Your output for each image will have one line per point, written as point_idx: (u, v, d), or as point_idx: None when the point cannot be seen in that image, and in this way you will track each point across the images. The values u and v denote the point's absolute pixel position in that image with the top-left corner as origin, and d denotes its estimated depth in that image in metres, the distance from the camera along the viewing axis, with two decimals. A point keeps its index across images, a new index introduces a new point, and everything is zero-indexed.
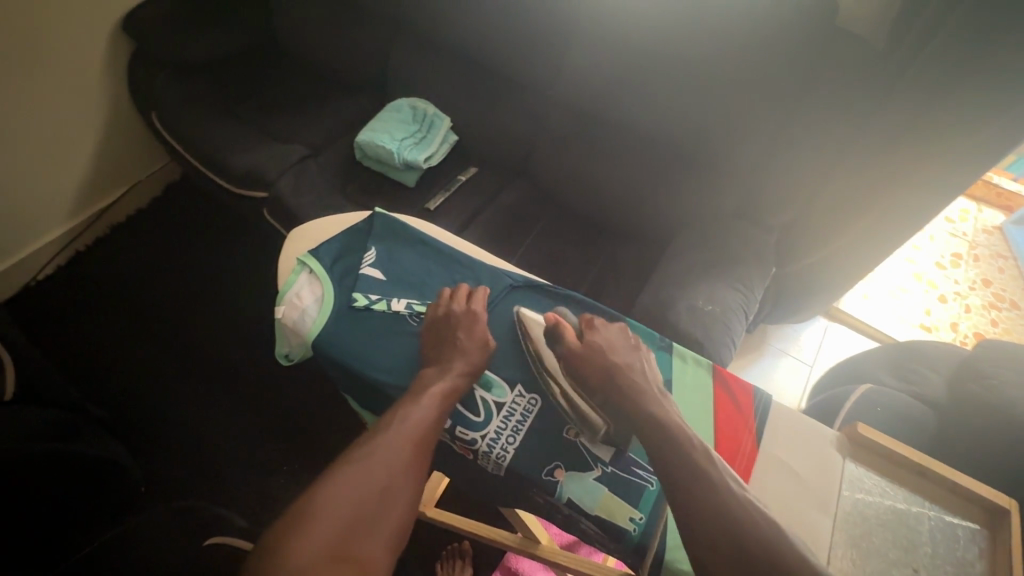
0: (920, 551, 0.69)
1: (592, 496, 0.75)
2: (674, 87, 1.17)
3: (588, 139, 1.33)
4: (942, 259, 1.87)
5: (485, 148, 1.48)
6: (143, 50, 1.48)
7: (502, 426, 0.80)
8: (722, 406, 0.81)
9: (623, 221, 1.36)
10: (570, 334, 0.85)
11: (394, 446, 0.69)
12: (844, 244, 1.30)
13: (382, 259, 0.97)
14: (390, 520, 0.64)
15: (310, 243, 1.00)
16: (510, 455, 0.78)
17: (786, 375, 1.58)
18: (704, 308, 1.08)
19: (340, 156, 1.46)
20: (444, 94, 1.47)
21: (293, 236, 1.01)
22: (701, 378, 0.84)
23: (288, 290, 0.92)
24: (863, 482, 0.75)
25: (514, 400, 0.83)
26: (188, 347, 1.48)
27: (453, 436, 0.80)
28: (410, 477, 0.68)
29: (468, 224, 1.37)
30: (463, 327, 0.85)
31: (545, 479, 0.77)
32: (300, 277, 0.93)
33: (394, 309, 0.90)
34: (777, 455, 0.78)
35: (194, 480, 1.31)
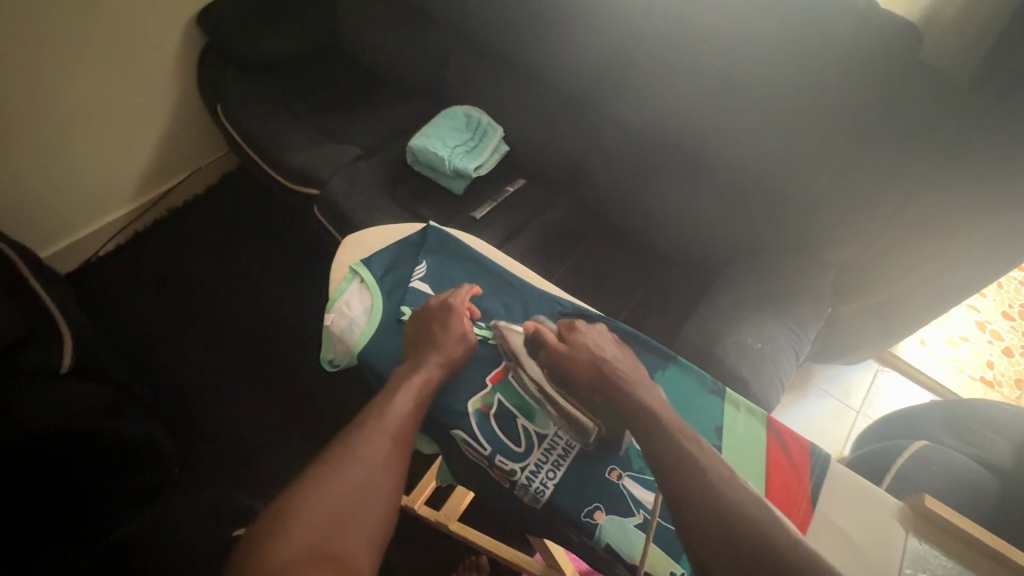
0: None
1: (631, 543, 0.72)
2: (735, 113, 1.15)
3: (642, 161, 1.31)
4: (1009, 309, 1.75)
5: (536, 161, 1.47)
6: (215, 45, 1.54)
7: (542, 459, 0.78)
8: (776, 460, 0.77)
9: (671, 246, 1.32)
10: (552, 339, 0.86)
11: (371, 443, 0.71)
12: (907, 288, 1.23)
13: (433, 274, 0.97)
14: (370, 517, 0.66)
15: (364, 251, 1.01)
16: (549, 490, 0.76)
17: (829, 418, 1.50)
18: (754, 346, 1.04)
19: (393, 160, 1.48)
20: (499, 103, 1.47)
21: (348, 242, 1.02)
22: (755, 429, 0.80)
23: (338, 297, 0.93)
24: (928, 562, 0.70)
25: (557, 433, 0.81)
26: (227, 335, 1.52)
27: (492, 464, 0.78)
28: (388, 471, 0.70)
29: (513, 237, 1.36)
30: (440, 322, 0.86)
31: (583, 520, 0.74)
32: (351, 286, 0.94)
33: None
34: (833, 521, 0.73)
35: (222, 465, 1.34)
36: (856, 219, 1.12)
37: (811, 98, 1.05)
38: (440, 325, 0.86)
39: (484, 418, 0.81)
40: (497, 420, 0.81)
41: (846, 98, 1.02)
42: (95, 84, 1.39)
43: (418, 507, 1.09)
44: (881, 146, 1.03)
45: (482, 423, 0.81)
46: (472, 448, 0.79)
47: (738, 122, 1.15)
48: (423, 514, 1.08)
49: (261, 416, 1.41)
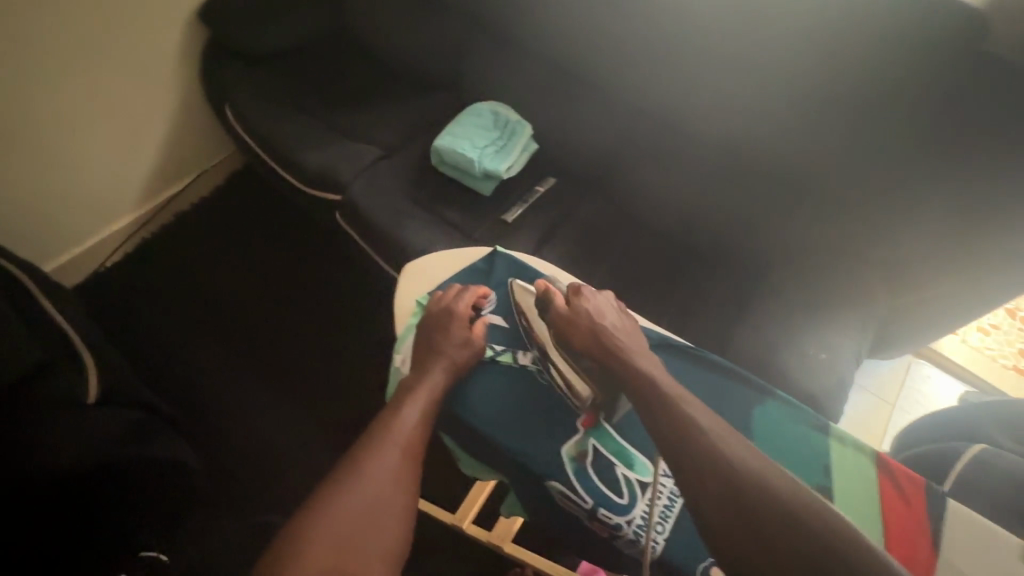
0: None
1: None
2: (781, 109, 1.09)
3: (680, 157, 1.26)
4: None
5: (567, 156, 1.39)
6: (219, 40, 1.45)
7: (650, 510, 0.75)
8: (892, 504, 0.75)
9: (714, 247, 1.25)
10: (559, 301, 0.89)
11: (380, 459, 0.71)
12: (973, 308, 1.10)
13: (503, 303, 0.93)
14: (384, 535, 0.66)
15: (429, 282, 0.97)
16: (660, 545, 0.73)
17: (866, 413, 1.49)
18: (819, 357, 1.05)
19: (415, 161, 1.41)
20: (526, 97, 1.40)
21: (409, 271, 0.98)
22: (864, 469, 0.79)
23: (406, 336, 0.90)
24: None
25: (661, 480, 0.77)
26: (241, 345, 1.47)
27: (593, 516, 0.75)
28: (399, 486, 0.70)
29: (548, 239, 1.30)
30: (442, 325, 0.86)
31: None
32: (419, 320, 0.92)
33: (520, 362, 0.87)
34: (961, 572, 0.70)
35: (236, 476, 1.31)
36: (915, 218, 1.06)
37: (866, 93, 1.00)
38: (438, 323, 0.87)
39: (581, 466, 0.78)
40: (596, 470, 0.77)
41: (905, 94, 0.97)
42: (92, 89, 1.31)
43: (467, 526, 1.05)
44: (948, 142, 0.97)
45: (579, 473, 0.77)
46: (571, 500, 0.76)
47: (786, 117, 1.09)
48: (473, 533, 1.05)
49: (288, 434, 1.36)
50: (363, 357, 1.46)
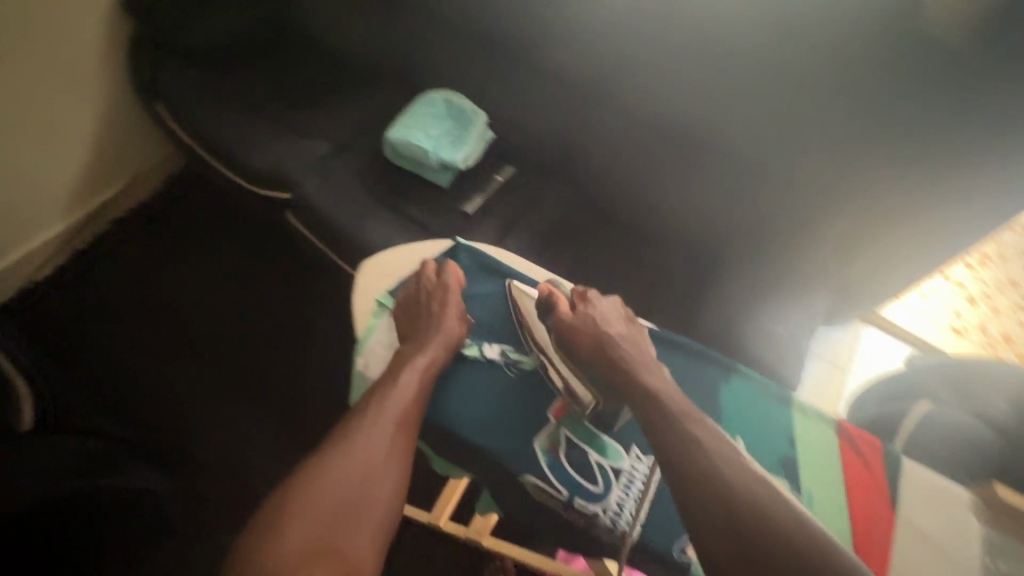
0: None
1: None
2: (732, 90, 1.10)
3: (636, 140, 1.25)
4: (970, 259, 1.85)
5: (524, 144, 1.37)
6: (146, 32, 1.34)
7: (624, 496, 0.76)
8: (852, 469, 0.79)
9: (674, 228, 1.26)
10: (563, 306, 0.88)
11: (374, 431, 0.71)
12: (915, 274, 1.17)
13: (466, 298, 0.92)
14: (374, 511, 0.66)
15: (387, 279, 0.95)
16: (635, 530, 0.74)
17: (821, 381, 1.55)
18: (781, 332, 1.11)
19: (368, 155, 1.36)
20: (479, 85, 1.36)
21: (366, 270, 0.95)
22: (826, 436, 0.82)
23: (368, 337, 0.88)
24: (1002, 547, 0.72)
25: (633, 465, 0.78)
26: (198, 353, 1.40)
27: (569, 507, 0.75)
28: (392, 460, 0.70)
29: (509, 229, 1.28)
30: (428, 307, 0.87)
31: (676, 557, 0.73)
32: (380, 320, 0.90)
33: (487, 355, 0.86)
34: (918, 527, 0.74)
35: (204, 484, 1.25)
36: (865, 192, 1.08)
37: (812, 73, 1.02)
38: (421, 305, 0.88)
39: (554, 457, 0.78)
40: (569, 461, 0.77)
41: (848, 72, 1.00)
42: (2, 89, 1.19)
43: (444, 524, 1.04)
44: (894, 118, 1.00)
45: (553, 464, 0.77)
46: (547, 492, 0.76)
47: (738, 98, 1.11)
48: (451, 531, 1.03)
49: (254, 443, 1.30)
50: (327, 360, 1.41)
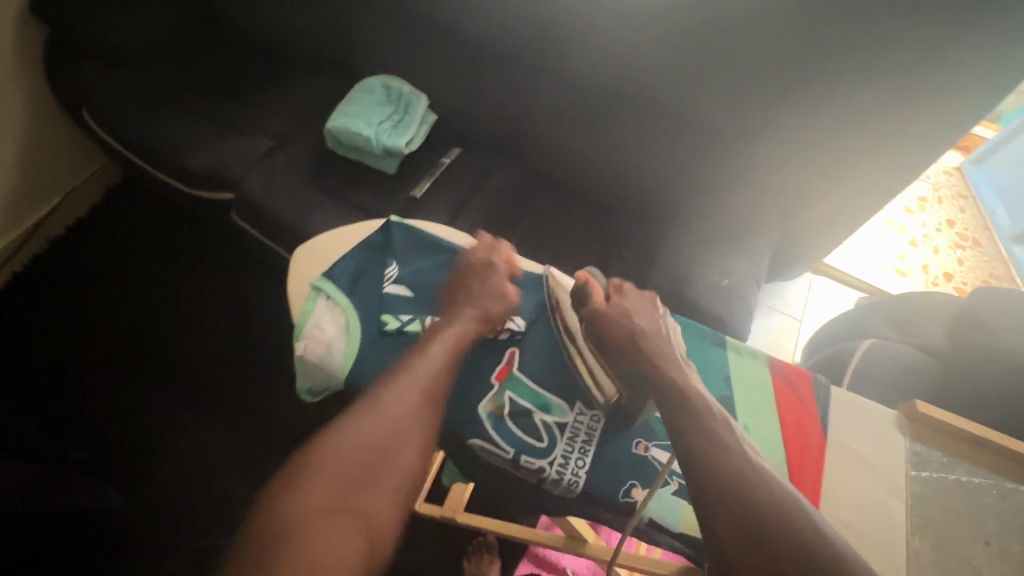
0: (988, 522, 0.69)
1: (673, 512, 0.75)
2: (665, 54, 1.11)
3: (578, 112, 1.24)
4: (910, 204, 1.94)
5: (468, 125, 1.37)
6: (61, 38, 1.28)
7: (569, 449, 0.77)
8: (784, 399, 0.81)
9: (622, 196, 1.27)
10: (598, 295, 0.84)
11: (399, 397, 0.69)
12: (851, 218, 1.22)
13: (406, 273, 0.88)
14: (396, 472, 0.65)
15: (320, 261, 0.88)
16: (582, 480, 0.76)
17: (778, 333, 1.60)
18: (722, 283, 1.07)
19: (311, 148, 1.33)
20: (417, 68, 1.34)
21: (302, 256, 0.88)
22: (760, 373, 0.83)
23: (305, 322, 0.80)
24: (927, 460, 0.75)
25: (577, 419, 0.80)
26: (155, 367, 1.36)
27: (517, 465, 0.75)
28: (415, 427, 0.68)
29: (460, 211, 1.28)
30: (486, 292, 0.84)
31: (624, 501, 0.75)
32: (317, 305, 0.82)
33: (430, 328, 0.82)
34: (848, 448, 0.77)
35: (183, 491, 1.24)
36: (801, 145, 1.12)
37: (739, 31, 1.03)
38: (468, 287, 0.84)
39: (500, 420, 0.77)
40: (514, 421, 0.77)
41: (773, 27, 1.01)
42: None
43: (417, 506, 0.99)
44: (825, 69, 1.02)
45: (498, 425, 0.77)
46: (494, 453, 0.75)
47: (671, 61, 1.12)
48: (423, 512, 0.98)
49: (225, 446, 1.29)
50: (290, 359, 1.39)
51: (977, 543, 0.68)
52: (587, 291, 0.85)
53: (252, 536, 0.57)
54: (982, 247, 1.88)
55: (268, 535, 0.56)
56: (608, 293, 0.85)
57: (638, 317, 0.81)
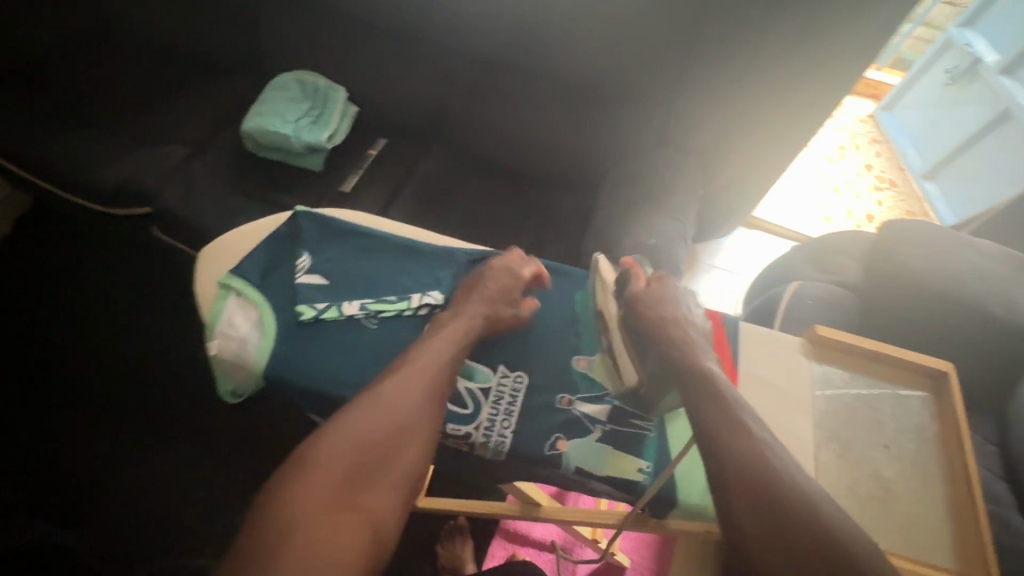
0: (887, 428, 0.73)
1: (599, 458, 0.72)
2: (569, 25, 1.13)
3: (498, 89, 1.25)
4: (831, 154, 2.05)
5: (391, 114, 1.35)
6: None
7: (494, 412, 0.75)
8: None
9: (551, 169, 1.29)
10: (637, 282, 0.78)
11: (403, 390, 0.65)
12: (769, 167, 1.27)
13: (320, 263, 0.83)
14: (399, 470, 0.61)
15: (230, 259, 0.84)
16: (509, 439, 0.73)
17: (719, 289, 1.66)
18: (649, 242, 1.06)
19: (228, 151, 1.28)
20: (330, 61, 1.32)
21: (206, 255, 0.84)
22: None
23: (217, 320, 0.76)
24: (830, 378, 0.77)
25: (500, 381, 0.78)
26: (79, 396, 1.28)
27: (444, 434, 0.73)
28: (419, 422, 0.64)
29: (391, 201, 1.26)
30: (499, 289, 0.79)
31: (549, 454, 0.72)
32: (228, 303, 0.77)
33: (347, 313, 0.78)
34: (757, 376, 0.76)
35: (128, 519, 1.15)
36: (710, 99, 1.16)
37: None
38: (499, 286, 0.79)
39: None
40: None
41: None
42: None
43: None
44: (721, 23, 1.05)
45: None
46: None
47: (575, 31, 1.14)
48: None
49: (160, 464, 1.22)
50: None
51: (875, 447, 0.72)
52: (629, 281, 0.79)
53: (246, 539, 0.52)
54: (899, 187, 1.99)
55: (264, 540, 0.52)
56: (649, 281, 0.78)
57: (667, 303, 0.75)
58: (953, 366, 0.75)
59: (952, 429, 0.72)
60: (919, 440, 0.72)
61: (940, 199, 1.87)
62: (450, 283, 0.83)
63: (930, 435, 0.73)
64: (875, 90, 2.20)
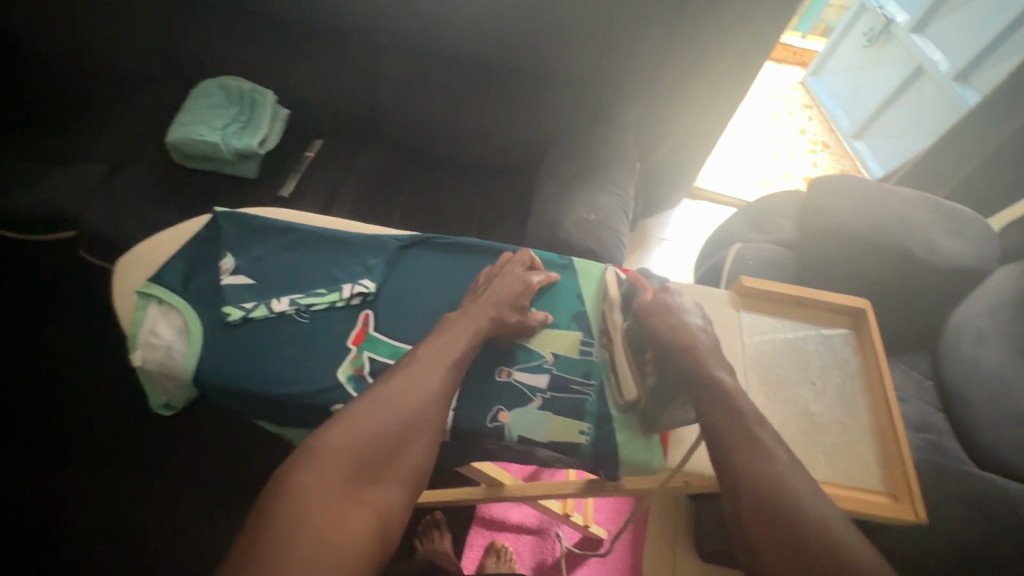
0: (813, 367, 0.77)
1: (540, 425, 0.73)
2: (492, 9, 1.12)
3: (431, 80, 1.24)
4: (766, 122, 2.13)
5: (325, 114, 1.33)
6: None
7: None
8: None
9: (492, 156, 1.29)
10: (642, 292, 0.74)
11: (414, 382, 0.64)
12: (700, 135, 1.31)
13: (244, 263, 0.81)
14: (407, 463, 0.60)
15: (151, 268, 0.81)
16: (450, 416, 0.73)
17: (671, 259, 1.70)
18: (589, 218, 1.08)
19: (154, 164, 1.23)
20: (255, 64, 1.28)
21: (124, 266, 0.82)
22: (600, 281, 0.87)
23: (138, 330, 0.74)
24: (758, 326, 0.80)
25: None
26: (11, 430, 1.20)
27: None
28: (429, 415, 0.63)
29: (332, 201, 1.24)
30: (509, 295, 0.77)
31: (491, 427, 0.73)
32: (149, 312, 0.76)
33: (275, 310, 0.77)
34: None
35: (83, 551, 1.09)
36: (637, 74, 1.17)
37: None
38: (509, 290, 0.78)
39: (360, 381, 0.72)
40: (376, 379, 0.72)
41: None
42: None
43: None
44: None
45: (358, 385, 0.71)
46: None
47: (499, 15, 1.13)
48: None
49: (104, 489, 1.15)
50: None
51: (803, 385, 0.76)
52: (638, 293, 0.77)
53: (249, 535, 0.51)
54: (831, 147, 2.08)
55: (272, 533, 0.51)
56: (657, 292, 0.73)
57: (657, 312, 0.69)
58: (868, 302, 0.80)
59: (872, 360, 0.76)
60: (843, 374, 0.77)
61: (870, 156, 1.96)
62: (381, 270, 0.82)
63: (852, 368, 0.77)
64: (803, 58, 2.30)
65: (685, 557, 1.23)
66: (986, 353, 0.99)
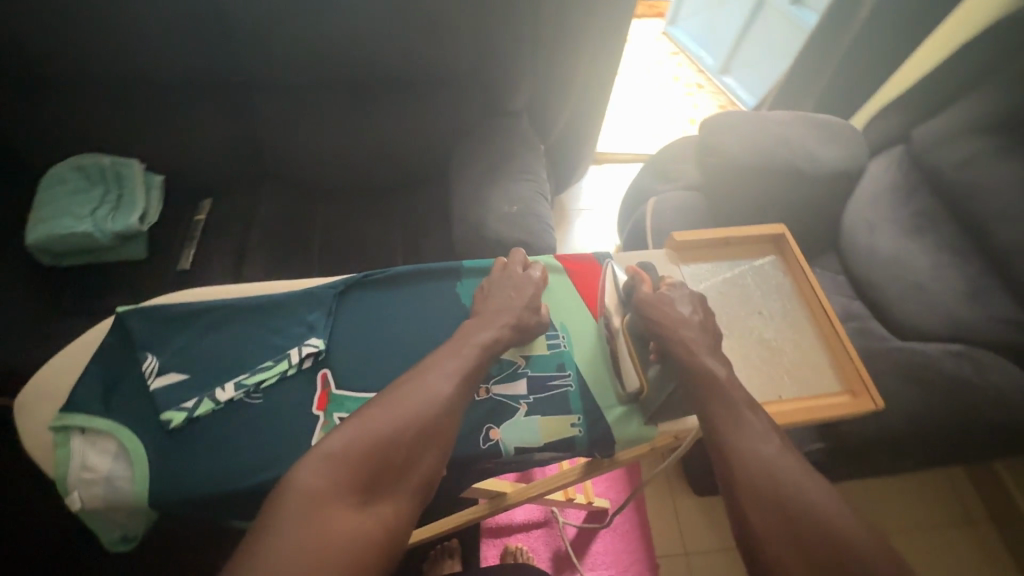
0: (756, 296, 0.83)
1: (532, 431, 0.74)
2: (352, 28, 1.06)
3: (309, 112, 1.17)
4: (643, 76, 2.23)
5: (205, 170, 1.22)
6: None
7: None
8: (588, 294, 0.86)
9: (397, 172, 1.25)
10: (642, 285, 0.76)
11: (431, 386, 0.61)
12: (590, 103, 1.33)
13: (170, 359, 0.74)
14: (418, 472, 0.57)
15: (60, 394, 0.72)
16: None
17: (594, 226, 1.76)
18: (513, 210, 1.09)
19: (20, 273, 1.08)
20: (108, 137, 1.15)
21: (25, 401, 0.71)
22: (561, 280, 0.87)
23: (66, 469, 0.65)
24: (701, 273, 0.85)
25: None
26: None
27: None
28: (444, 421, 0.60)
29: (242, 261, 1.15)
30: (512, 301, 0.77)
31: (486, 447, 0.72)
32: (73, 446, 0.66)
33: (222, 399, 0.70)
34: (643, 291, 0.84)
35: None
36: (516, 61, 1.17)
37: None
38: (513, 296, 0.78)
39: None
40: None
41: None
42: None
43: None
44: None
45: None
46: None
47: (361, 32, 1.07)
48: None
49: None
50: None
51: (752, 316, 0.81)
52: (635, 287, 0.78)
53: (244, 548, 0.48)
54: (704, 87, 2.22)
55: (271, 546, 0.47)
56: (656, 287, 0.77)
57: (658, 302, 0.72)
58: (784, 226, 0.88)
59: (801, 276, 0.84)
60: (781, 295, 0.83)
61: (740, 87, 2.11)
62: (324, 324, 0.77)
63: (786, 288, 0.84)
64: (659, 9, 2.42)
65: (683, 499, 1.29)
66: (880, 240, 1.12)
